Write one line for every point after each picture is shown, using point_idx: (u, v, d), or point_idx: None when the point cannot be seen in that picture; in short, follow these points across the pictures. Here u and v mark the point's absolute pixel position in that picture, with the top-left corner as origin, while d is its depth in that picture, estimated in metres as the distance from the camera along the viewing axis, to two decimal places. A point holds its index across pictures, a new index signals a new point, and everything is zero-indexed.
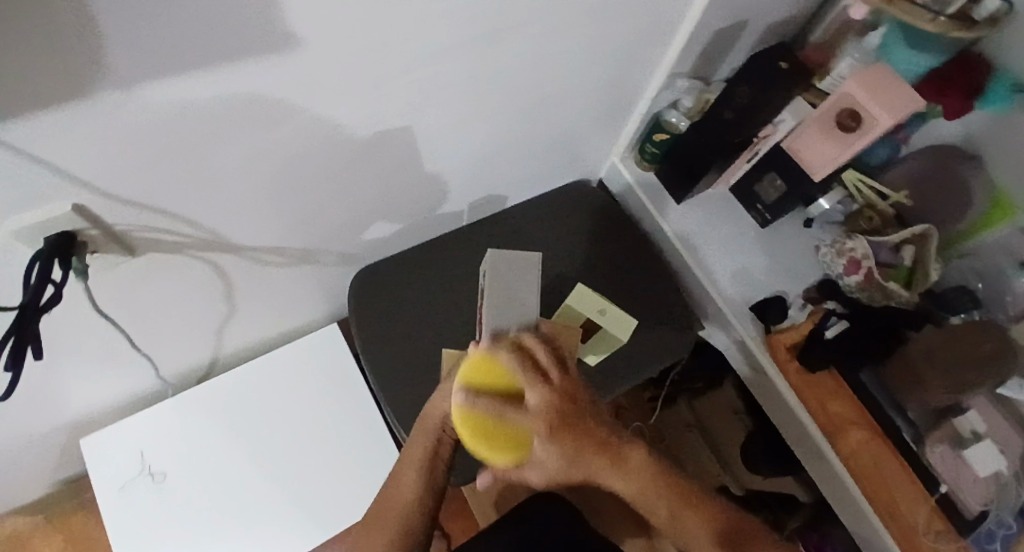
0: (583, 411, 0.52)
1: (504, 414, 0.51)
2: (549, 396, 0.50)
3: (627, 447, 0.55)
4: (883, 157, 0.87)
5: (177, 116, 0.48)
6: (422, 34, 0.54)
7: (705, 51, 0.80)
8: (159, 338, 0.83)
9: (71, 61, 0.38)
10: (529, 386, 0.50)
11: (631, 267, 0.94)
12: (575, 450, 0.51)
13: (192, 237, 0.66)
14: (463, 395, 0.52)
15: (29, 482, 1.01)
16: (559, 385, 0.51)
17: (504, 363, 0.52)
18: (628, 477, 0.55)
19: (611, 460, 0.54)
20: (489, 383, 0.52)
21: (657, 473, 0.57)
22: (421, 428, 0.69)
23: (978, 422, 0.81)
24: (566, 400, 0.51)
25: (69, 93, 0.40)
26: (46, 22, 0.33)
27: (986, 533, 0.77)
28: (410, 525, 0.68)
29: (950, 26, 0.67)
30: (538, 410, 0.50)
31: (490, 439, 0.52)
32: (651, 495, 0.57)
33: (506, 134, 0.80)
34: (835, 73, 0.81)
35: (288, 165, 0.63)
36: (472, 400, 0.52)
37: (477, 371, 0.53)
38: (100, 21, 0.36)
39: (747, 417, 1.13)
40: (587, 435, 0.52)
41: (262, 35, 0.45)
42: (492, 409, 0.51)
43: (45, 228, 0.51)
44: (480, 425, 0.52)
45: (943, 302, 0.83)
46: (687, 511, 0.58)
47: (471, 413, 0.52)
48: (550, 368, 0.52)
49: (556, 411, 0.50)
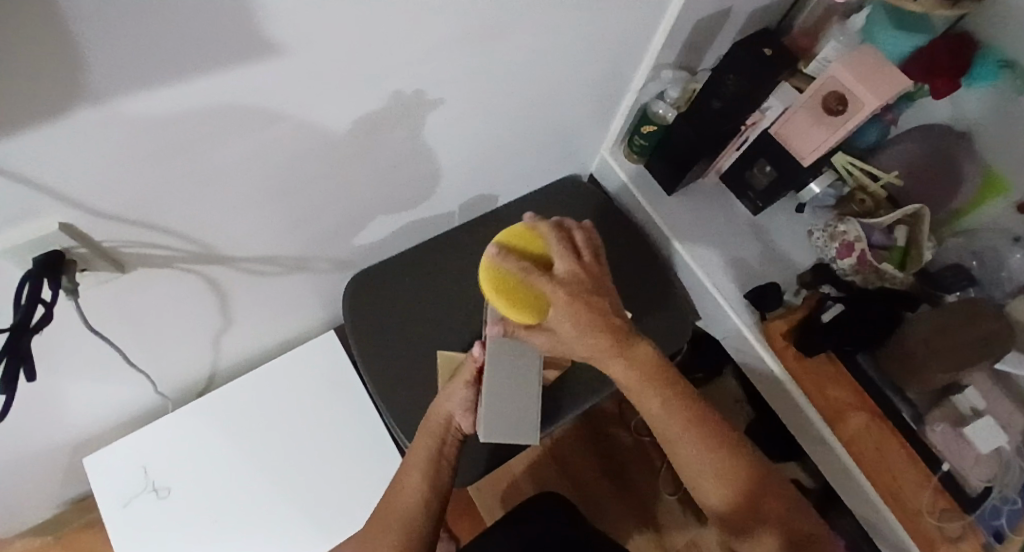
0: (601, 286, 0.60)
1: (528, 276, 0.59)
2: (572, 264, 0.59)
3: (639, 339, 0.61)
4: (871, 140, 0.87)
5: (161, 128, 0.48)
6: (405, 36, 0.54)
7: (690, 40, 0.79)
8: (157, 351, 0.82)
9: (51, 74, 0.37)
10: (558, 255, 0.60)
11: (626, 260, 0.94)
12: (586, 313, 0.58)
13: (184, 250, 0.65)
14: (497, 248, 0.60)
15: (32, 502, 1.00)
16: (584, 259, 0.61)
17: (540, 235, 0.62)
18: (633, 360, 0.60)
19: (620, 341, 0.59)
20: (523, 250, 0.62)
21: (658, 369, 0.61)
22: (425, 432, 0.72)
23: (979, 400, 0.81)
24: (587, 275, 0.60)
25: (50, 108, 0.40)
26: (21, 34, 0.33)
27: (990, 509, 0.77)
28: (414, 532, 0.67)
29: (934, 5, 0.67)
30: (561, 276, 0.59)
31: (512, 295, 0.60)
32: (648, 395, 0.60)
33: (494, 133, 0.80)
34: (820, 58, 0.80)
35: (277, 173, 0.63)
36: (501, 257, 0.59)
37: (515, 235, 0.62)
38: (77, 32, 0.35)
39: (748, 406, 1.14)
40: (600, 308, 0.58)
41: (244, 42, 0.44)
42: (516, 267, 0.59)
43: (33, 246, 0.51)
44: (501, 276, 0.60)
45: (938, 282, 0.83)
46: (684, 426, 0.59)
47: (495, 268, 0.60)
48: (582, 248, 0.61)
49: (576, 275, 0.59)
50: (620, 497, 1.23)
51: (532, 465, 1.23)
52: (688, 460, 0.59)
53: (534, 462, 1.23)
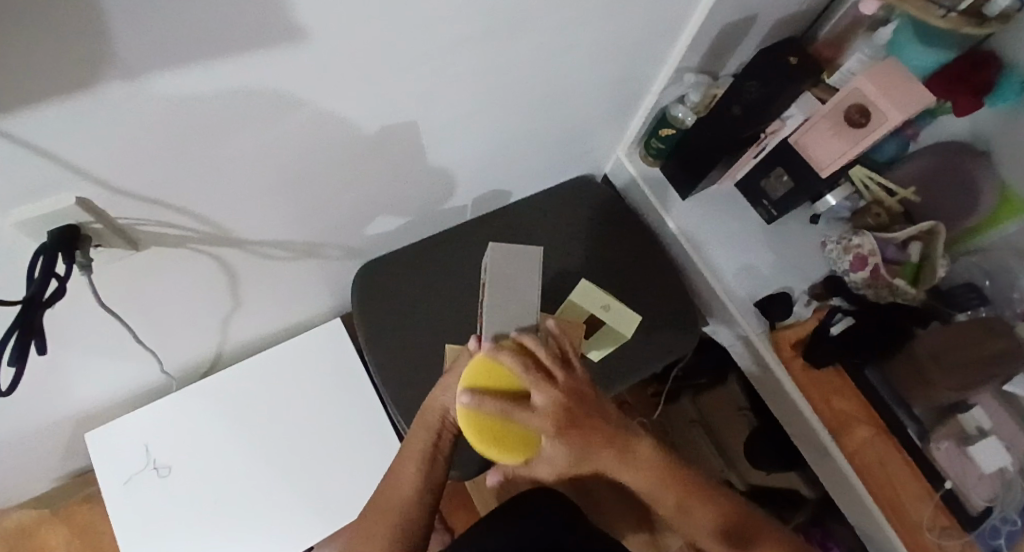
0: (587, 403, 0.56)
1: (511, 415, 0.53)
2: (555, 396, 0.54)
3: (633, 433, 0.60)
4: (890, 153, 0.86)
5: (184, 107, 0.48)
6: (431, 26, 0.54)
7: (714, 45, 0.79)
8: (164, 332, 0.82)
9: (78, 48, 0.37)
10: (535, 387, 0.53)
11: (637, 262, 0.93)
12: (583, 440, 0.56)
13: (199, 231, 0.65)
14: (469, 396, 0.53)
15: (32, 476, 1.00)
16: (560, 381, 0.55)
17: (508, 366, 0.54)
18: (636, 467, 0.60)
19: (619, 451, 0.58)
20: (495, 386, 0.55)
21: (660, 460, 0.61)
22: (421, 423, 0.69)
23: (984, 419, 0.82)
24: (569, 399, 0.54)
25: (76, 82, 0.40)
26: (52, 8, 0.33)
27: (990, 529, 0.77)
28: (410, 519, 0.68)
29: (962, 22, 0.67)
30: (544, 410, 0.53)
31: (498, 439, 0.54)
32: (656, 487, 0.61)
33: (511, 128, 0.79)
34: (843, 69, 0.81)
35: (295, 158, 0.63)
36: (479, 402, 0.53)
37: (482, 372, 0.55)
38: (107, 6, 0.35)
39: (751, 414, 1.11)
40: (589, 431, 0.56)
41: (272, 24, 0.44)
42: (499, 409, 0.53)
43: (50, 220, 0.51)
44: (487, 426, 0.53)
45: (949, 298, 0.83)
46: (694, 503, 0.62)
47: (476, 416, 0.53)
48: (554, 368, 0.55)
49: (561, 408, 0.54)
50: (616, 497, 1.24)
51: None
52: (701, 534, 0.63)
53: None
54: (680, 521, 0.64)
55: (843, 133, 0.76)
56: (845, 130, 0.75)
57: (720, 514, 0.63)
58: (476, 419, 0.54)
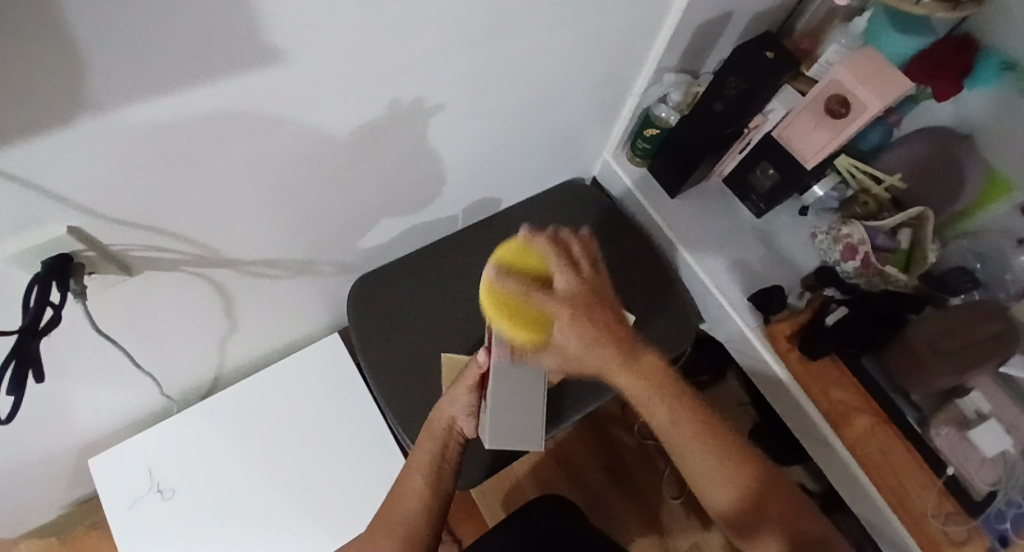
0: (604, 300, 0.56)
1: (530, 296, 0.55)
2: (575, 280, 0.55)
3: (644, 352, 0.59)
4: (875, 141, 0.87)
5: (166, 134, 0.49)
6: (405, 41, 0.55)
7: (692, 43, 0.80)
8: (163, 355, 0.83)
9: (57, 82, 0.38)
10: (558, 271, 0.55)
11: (629, 263, 0.94)
12: (593, 334, 0.55)
13: (189, 254, 0.66)
14: (496, 269, 0.55)
15: (39, 504, 1.01)
16: (584, 271, 0.56)
17: (537, 251, 0.56)
18: (642, 379, 0.58)
19: (627, 358, 0.57)
20: (520, 268, 0.56)
21: (667, 380, 0.60)
22: (428, 435, 0.73)
23: (983, 402, 0.80)
24: (590, 289, 0.55)
25: (58, 115, 0.41)
26: (28, 45, 0.34)
27: (995, 514, 0.76)
28: (421, 531, 0.67)
29: (935, 7, 0.67)
30: (563, 292, 0.54)
31: (512, 315, 0.56)
32: (657, 407, 0.59)
33: (495, 137, 0.80)
34: (821, 61, 0.81)
35: (281, 177, 0.64)
36: (504, 275, 0.55)
37: (512, 253, 0.57)
38: (82, 41, 0.36)
39: (752, 410, 1.14)
40: (604, 321, 0.55)
41: (248, 48, 0.45)
42: (519, 288, 0.54)
43: (42, 250, 0.52)
44: (505, 301, 0.55)
45: (942, 283, 0.83)
46: (695, 433, 0.60)
47: (496, 287, 0.55)
48: (581, 260, 0.56)
49: (580, 294, 0.54)
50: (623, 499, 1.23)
51: (534, 467, 1.22)
52: (699, 467, 0.60)
53: (537, 464, 1.23)
54: (679, 453, 0.60)
55: (825, 124, 0.76)
56: (826, 121, 0.76)
57: (724, 452, 0.60)
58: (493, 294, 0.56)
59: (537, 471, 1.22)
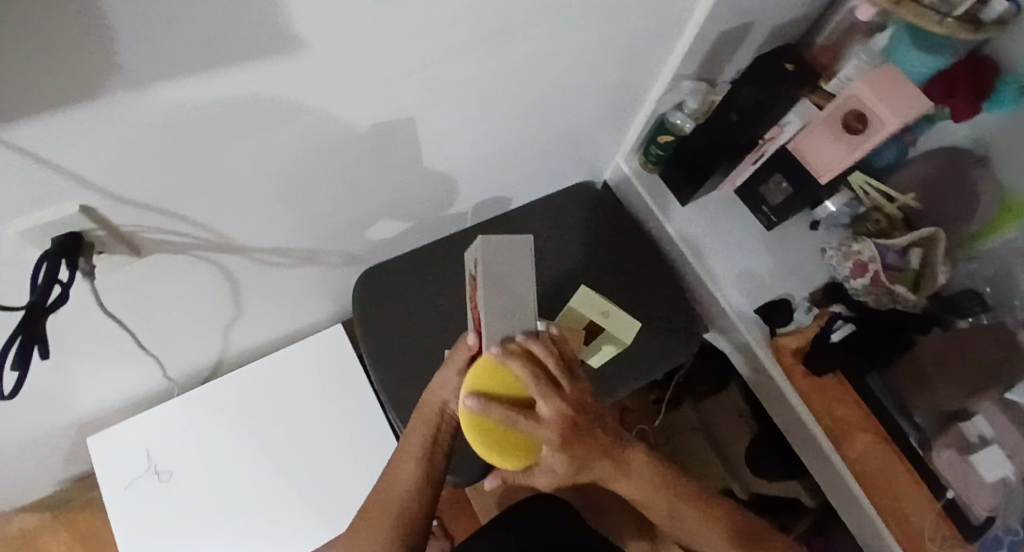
0: (589, 413, 0.55)
1: (516, 424, 0.52)
2: (559, 407, 0.52)
3: (633, 451, 0.63)
4: (890, 159, 0.85)
5: (180, 119, 0.49)
6: (426, 35, 0.54)
7: (710, 52, 0.79)
8: (166, 337, 0.83)
9: (82, 60, 0.38)
10: (541, 398, 0.52)
11: (636, 268, 0.93)
12: (584, 455, 0.55)
13: (198, 238, 0.66)
14: (475, 401, 0.52)
15: (36, 481, 1.02)
16: (567, 391, 0.54)
17: (511, 371, 0.52)
18: (634, 480, 0.63)
19: (617, 462, 0.61)
20: (497, 390, 0.53)
21: (658, 471, 0.65)
22: (419, 415, 0.68)
23: (986, 427, 0.80)
24: (574, 408, 0.54)
25: (80, 93, 0.41)
26: (56, 21, 0.34)
27: (992, 539, 0.76)
28: (410, 508, 0.68)
29: (957, 27, 0.67)
30: (548, 421, 0.52)
31: (501, 447, 0.53)
32: (657, 499, 0.66)
33: (509, 136, 0.80)
34: (841, 76, 0.80)
35: (293, 166, 0.63)
36: (486, 407, 0.52)
37: (486, 376, 0.53)
38: (109, 21, 0.36)
39: (752, 421, 1.12)
40: (596, 441, 0.57)
41: (266, 37, 0.45)
42: (503, 416, 0.52)
43: (53, 228, 0.52)
44: (490, 432, 0.53)
45: (952, 305, 0.82)
46: (689, 509, 0.67)
47: (479, 418, 0.53)
48: (559, 377, 0.53)
49: (567, 420, 0.53)
50: (617, 503, 1.23)
51: None
52: (700, 533, 0.69)
53: None
54: (678, 527, 0.69)
55: (841, 139, 0.76)
56: (843, 136, 0.76)
57: (716, 518, 0.69)
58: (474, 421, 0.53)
59: None
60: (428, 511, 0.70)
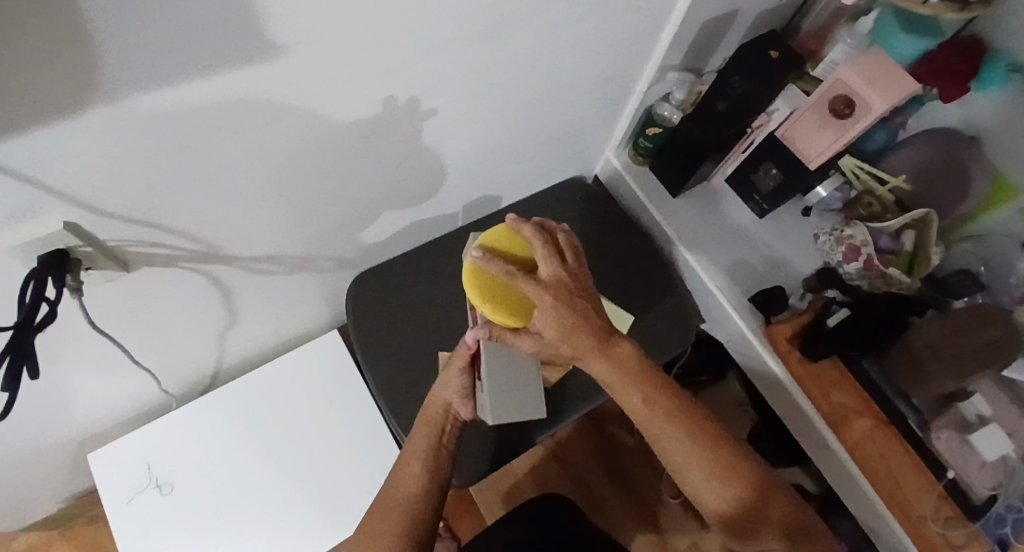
0: (586, 288, 0.59)
1: (514, 279, 0.59)
2: (560, 271, 0.58)
3: (622, 343, 0.60)
4: (880, 142, 0.86)
5: (163, 130, 0.48)
6: (410, 35, 0.54)
7: (696, 42, 0.79)
8: (162, 349, 0.83)
9: (61, 72, 0.37)
10: (542, 259, 0.59)
11: (630, 261, 0.93)
12: (571, 324, 0.57)
13: (188, 249, 0.66)
14: (479, 252, 0.61)
15: (37, 498, 1.01)
16: (569, 262, 0.60)
17: (523, 233, 0.60)
18: (615, 369, 0.59)
19: (602, 347, 0.59)
20: (506, 252, 0.63)
21: (639, 366, 0.60)
22: (423, 422, 0.71)
23: (983, 406, 0.80)
24: (571, 280, 0.59)
25: (61, 105, 0.40)
26: (32, 32, 0.33)
27: (995, 519, 0.76)
28: (417, 514, 0.65)
29: (943, 8, 0.67)
30: (544, 281, 0.58)
31: (498, 298, 0.62)
32: (630, 386, 0.59)
33: (498, 132, 0.79)
34: (827, 61, 0.80)
35: (280, 173, 0.63)
36: (487, 261, 0.60)
37: (500, 239, 0.64)
38: (86, 29, 0.35)
39: (752, 410, 1.13)
40: (580, 308, 0.58)
41: (246, 43, 0.44)
42: (504, 271, 0.59)
43: (39, 245, 0.51)
44: (492, 284, 0.62)
45: (944, 286, 0.83)
46: (666, 413, 0.58)
47: (483, 270, 0.61)
48: (567, 251, 0.60)
49: (562, 284, 0.58)
50: (622, 497, 1.23)
51: (534, 465, 1.23)
52: (674, 451, 0.58)
53: (537, 463, 1.23)
54: (649, 435, 0.59)
55: (829, 123, 0.75)
56: (831, 120, 0.75)
57: (701, 435, 0.58)
58: (481, 275, 0.63)
59: (536, 468, 1.22)
60: (434, 518, 0.67)
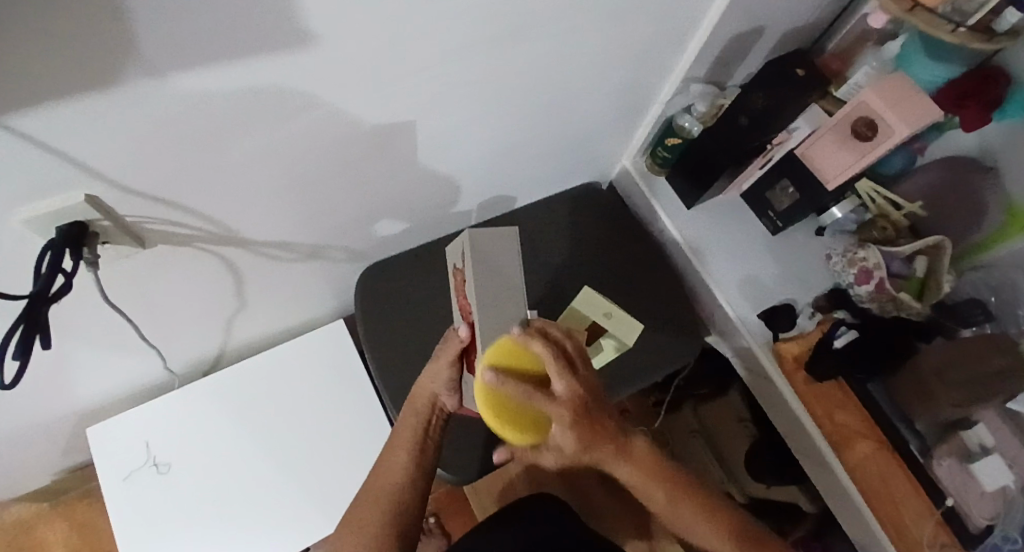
0: (600, 397, 0.54)
1: (531, 401, 0.52)
2: (574, 386, 0.51)
3: (634, 438, 0.59)
4: (897, 166, 0.86)
5: (190, 110, 0.48)
6: (441, 30, 0.54)
7: (721, 56, 0.79)
8: (169, 329, 0.83)
9: (100, 45, 0.38)
10: (556, 374, 0.51)
11: (641, 270, 0.93)
12: (591, 437, 0.53)
13: (204, 230, 0.66)
14: (492, 373, 0.51)
15: (33, 470, 1.01)
16: (580, 372, 0.53)
17: (532, 349, 0.52)
18: (633, 467, 0.58)
19: (620, 449, 0.57)
20: (515, 368, 0.52)
21: (657, 464, 0.60)
22: (409, 412, 0.70)
23: (987, 436, 0.80)
24: (587, 391, 0.52)
25: (96, 78, 0.40)
26: (76, 1, 0.33)
27: (991, 548, 0.76)
28: (403, 505, 0.67)
29: (969, 38, 0.67)
30: (561, 398, 0.51)
31: (512, 417, 0.53)
32: (651, 482, 0.60)
33: (517, 133, 0.79)
34: (852, 82, 0.80)
35: (301, 160, 0.63)
36: (502, 383, 0.51)
37: (504, 351, 0.52)
38: (129, 2, 0.36)
39: (752, 425, 1.12)
40: (598, 422, 0.54)
41: (280, 29, 0.44)
42: (520, 391, 0.51)
43: (60, 216, 0.51)
44: (505, 406, 0.53)
45: (956, 313, 0.82)
46: (688, 507, 0.61)
47: (496, 392, 0.52)
48: (576, 359, 0.53)
49: (580, 401, 0.51)
50: (615, 505, 1.23)
51: (530, 468, 1.23)
52: (699, 535, 0.62)
53: (532, 466, 1.23)
54: (677, 525, 0.62)
55: (850, 145, 0.76)
56: (852, 142, 0.76)
57: (724, 526, 0.62)
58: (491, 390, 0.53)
59: (531, 471, 1.22)
60: (420, 506, 0.68)
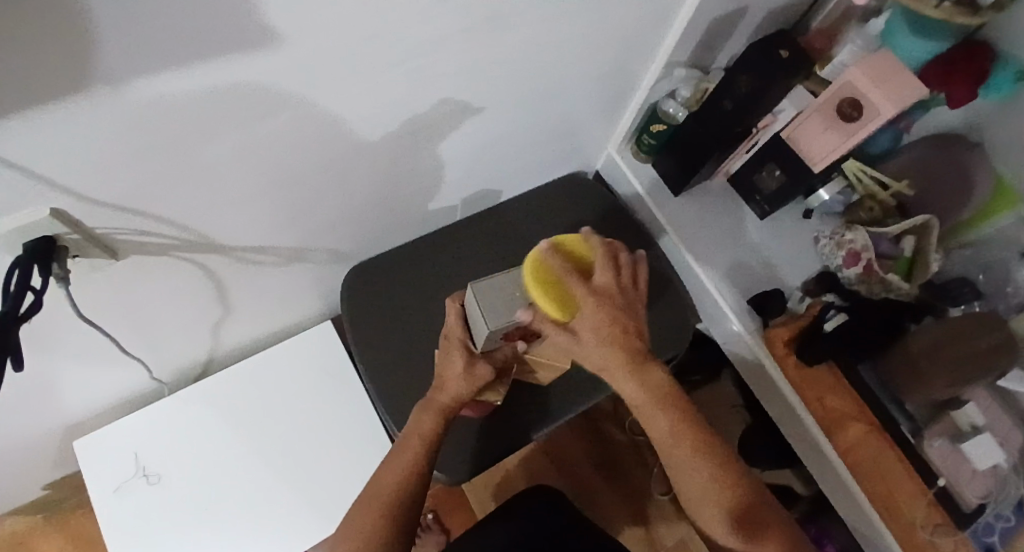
0: (632, 313, 0.53)
1: (570, 279, 0.51)
2: (611, 281, 0.52)
3: (652, 362, 0.55)
4: (884, 145, 0.86)
5: (152, 117, 0.46)
6: (416, 25, 0.52)
7: (703, 39, 0.78)
8: (151, 338, 0.81)
9: (64, 53, 0.36)
10: (601, 266, 0.52)
11: (630, 258, 0.92)
12: (616, 330, 0.52)
13: (180, 239, 0.64)
14: (549, 245, 0.52)
15: (23, 485, 1.00)
16: (624, 278, 0.53)
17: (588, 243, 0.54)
18: (642, 388, 0.55)
19: (635, 365, 0.54)
20: (569, 253, 0.53)
21: (671, 393, 0.56)
22: (428, 406, 0.65)
23: (977, 416, 0.81)
24: (621, 295, 0.53)
25: (62, 85, 0.38)
26: (36, 7, 0.31)
27: (984, 526, 0.77)
28: (407, 501, 0.62)
29: (953, 11, 0.67)
30: (601, 287, 0.52)
31: (550, 291, 0.50)
32: (658, 410, 0.56)
33: (500, 127, 0.78)
34: (836, 61, 0.79)
35: (276, 162, 0.61)
36: (554, 252, 0.51)
37: (569, 240, 0.54)
38: (91, 8, 0.33)
39: (745, 411, 1.18)
40: (624, 326, 0.52)
41: (249, 29, 0.42)
42: (562, 268, 0.51)
43: (25, 232, 0.49)
44: (545, 276, 0.50)
45: (944, 294, 0.83)
46: (681, 431, 0.56)
47: (544, 261, 0.51)
48: (623, 266, 0.54)
49: (612, 294, 0.52)
50: (615, 493, 1.23)
51: (526, 459, 1.23)
52: (692, 476, 0.56)
53: (527, 457, 1.23)
54: (669, 460, 0.57)
55: (836, 127, 0.75)
56: (837, 124, 0.75)
57: (707, 452, 0.56)
58: (544, 267, 0.50)
59: (527, 462, 1.22)
60: (421, 505, 0.65)
